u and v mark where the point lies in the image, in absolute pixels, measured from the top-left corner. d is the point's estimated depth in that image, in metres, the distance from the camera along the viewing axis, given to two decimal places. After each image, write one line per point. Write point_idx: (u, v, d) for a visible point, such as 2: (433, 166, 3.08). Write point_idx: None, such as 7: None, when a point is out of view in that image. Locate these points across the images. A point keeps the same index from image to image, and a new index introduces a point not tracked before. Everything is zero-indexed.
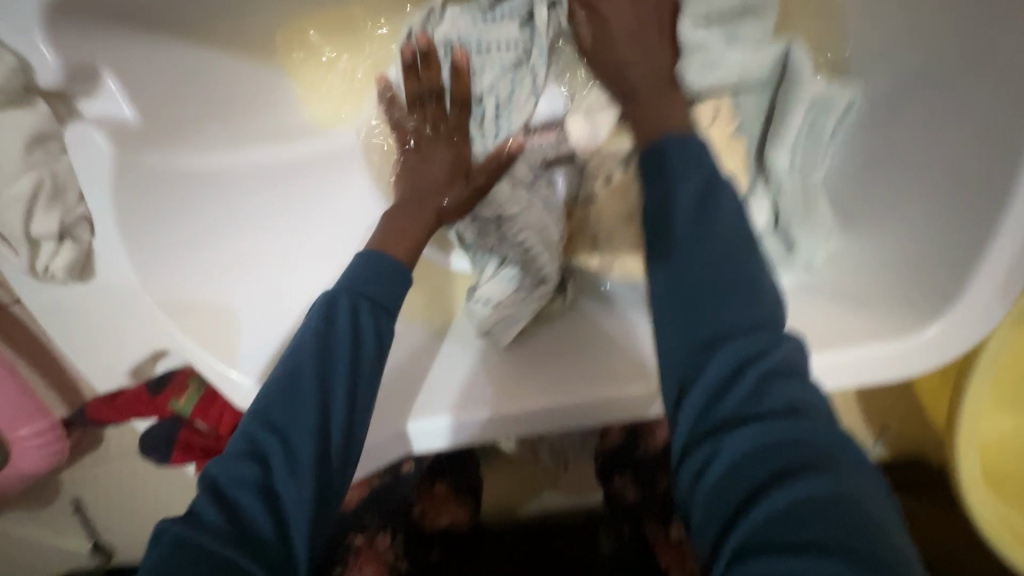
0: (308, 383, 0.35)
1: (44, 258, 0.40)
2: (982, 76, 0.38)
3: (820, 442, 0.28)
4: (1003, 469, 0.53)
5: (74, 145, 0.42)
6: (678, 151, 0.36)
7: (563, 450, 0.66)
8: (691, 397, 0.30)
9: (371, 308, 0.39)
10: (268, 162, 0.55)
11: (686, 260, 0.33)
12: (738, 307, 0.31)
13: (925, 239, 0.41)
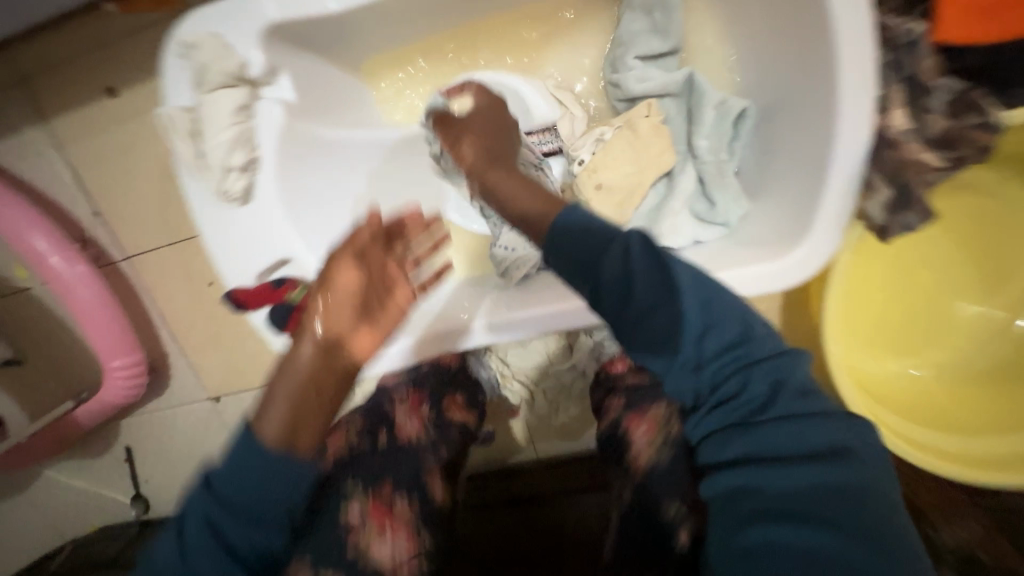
0: (278, 482, 0.42)
1: (227, 183, 0.62)
2: (807, 86, 0.61)
3: (830, 437, 0.40)
4: (872, 385, 0.79)
5: (259, 113, 0.63)
6: (581, 232, 0.48)
7: (554, 397, 0.97)
8: (720, 413, 0.44)
9: (269, 459, 0.42)
10: (367, 141, 0.76)
11: (705, 334, 0.43)
12: (717, 340, 0.43)
13: (799, 194, 0.64)
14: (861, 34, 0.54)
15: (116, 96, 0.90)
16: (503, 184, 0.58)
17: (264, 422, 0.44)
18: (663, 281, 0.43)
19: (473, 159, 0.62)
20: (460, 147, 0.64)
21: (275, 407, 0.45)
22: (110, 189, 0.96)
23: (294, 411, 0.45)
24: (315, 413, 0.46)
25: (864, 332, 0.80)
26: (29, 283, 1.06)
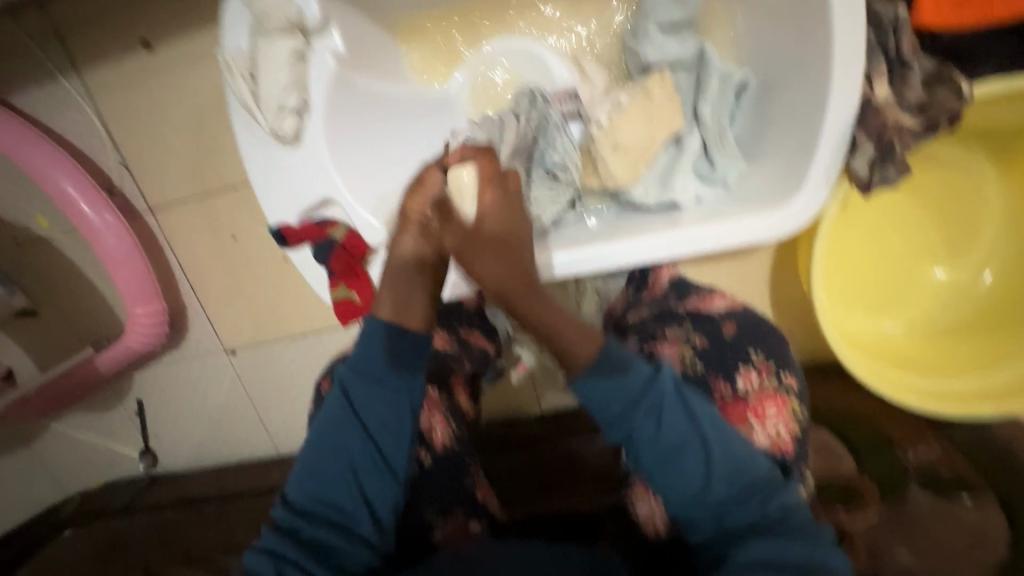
0: (368, 434, 0.58)
1: (281, 124, 0.67)
2: (806, 57, 0.69)
3: (801, 544, 0.52)
4: (848, 334, 0.89)
5: (311, 61, 0.68)
6: (608, 371, 0.55)
7: None
8: (711, 522, 0.54)
9: (375, 378, 0.58)
10: (401, 97, 0.82)
11: (690, 447, 0.55)
12: (713, 459, 0.54)
13: (794, 154, 0.72)
14: (853, 11, 0.62)
15: (151, 51, 0.93)
16: (552, 314, 0.55)
17: (379, 302, 0.60)
18: (670, 407, 0.55)
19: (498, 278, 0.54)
20: (475, 266, 0.54)
21: (385, 289, 0.60)
22: (140, 142, 1.00)
23: (404, 296, 0.59)
24: (416, 295, 0.60)
25: (839, 286, 0.90)
26: (54, 233, 1.09)
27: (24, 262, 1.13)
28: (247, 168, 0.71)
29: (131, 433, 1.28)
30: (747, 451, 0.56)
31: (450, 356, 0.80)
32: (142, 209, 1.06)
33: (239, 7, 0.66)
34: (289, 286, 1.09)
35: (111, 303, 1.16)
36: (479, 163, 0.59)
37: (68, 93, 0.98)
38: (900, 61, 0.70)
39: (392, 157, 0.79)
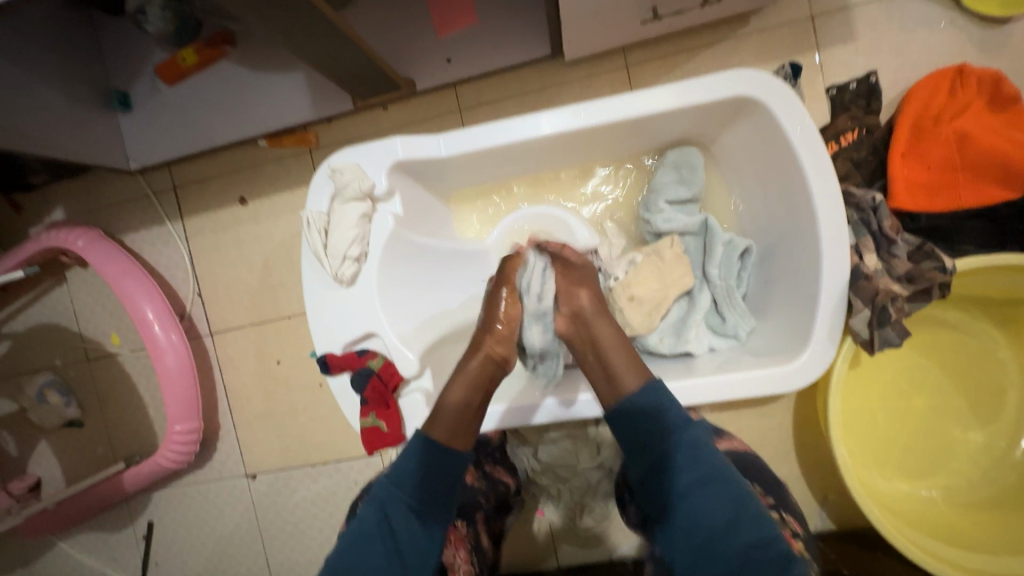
0: (393, 549, 0.58)
1: (343, 271, 0.79)
2: (797, 232, 0.78)
3: None
4: (880, 500, 0.86)
5: (375, 221, 0.81)
6: (643, 417, 0.62)
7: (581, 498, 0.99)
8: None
9: (411, 490, 0.61)
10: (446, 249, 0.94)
11: (712, 494, 0.57)
12: (725, 510, 0.57)
13: (797, 314, 0.78)
14: (834, 202, 0.73)
15: (245, 205, 1.13)
16: (610, 337, 0.72)
17: (434, 422, 0.66)
18: (698, 451, 0.60)
19: (590, 303, 0.76)
20: (575, 295, 0.77)
21: (443, 412, 0.66)
22: (216, 276, 1.16)
23: (462, 412, 0.67)
24: (471, 408, 0.68)
25: (862, 445, 0.89)
26: (121, 350, 1.21)
27: (86, 374, 1.23)
28: (306, 303, 0.81)
29: (133, 560, 1.24)
30: (763, 519, 0.57)
31: (478, 491, 0.84)
32: (203, 333, 1.17)
33: (325, 178, 0.82)
34: (320, 412, 1.14)
35: (152, 418, 1.22)
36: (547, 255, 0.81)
37: (169, 234, 1.17)
38: (886, 238, 0.79)
39: (435, 299, 0.90)
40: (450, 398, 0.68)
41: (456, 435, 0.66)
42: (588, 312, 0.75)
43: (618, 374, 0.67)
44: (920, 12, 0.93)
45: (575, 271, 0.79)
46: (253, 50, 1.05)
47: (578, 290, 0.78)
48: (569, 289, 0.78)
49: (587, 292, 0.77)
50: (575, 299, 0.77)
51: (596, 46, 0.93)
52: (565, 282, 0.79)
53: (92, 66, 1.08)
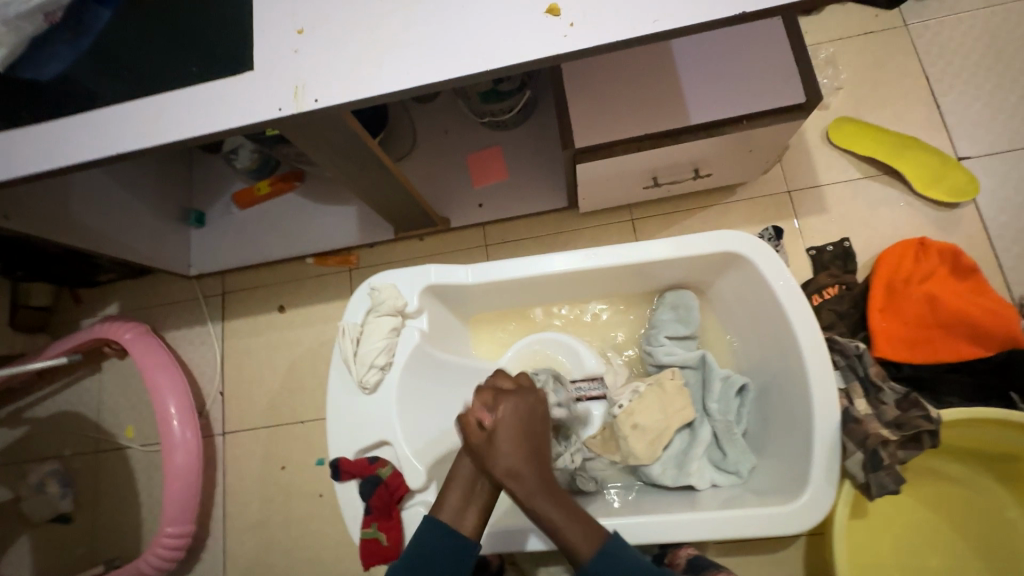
0: None
1: (369, 378, 0.85)
2: (790, 374, 0.85)
3: None
4: None
5: (402, 334, 0.89)
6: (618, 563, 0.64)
7: None
8: None
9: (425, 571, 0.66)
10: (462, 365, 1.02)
11: None
12: None
13: (796, 454, 0.82)
14: (819, 346, 0.80)
15: (283, 312, 1.24)
16: (552, 509, 0.67)
17: (441, 506, 0.71)
18: None
19: (514, 469, 0.67)
20: (496, 457, 0.68)
21: (449, 497, 0.72)
22: (242, 376, 1.23)
23: (463, 501, 0.71)
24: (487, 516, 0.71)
25: None
26: (133, 443, 1.23)
27: (91, 466, 1.23)
28: (328, 407, 0.86)
29: None
30: None
31: None
32: (216, 432, 1.20)
33: (362, 296, 0.90)
34: (317, 524, 1.12)
35: (143, 517, 1.19)
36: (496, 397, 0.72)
37: (207, 333, 1.26)
38: (874, 385, 0.87)
39: (446, 414, 0.94)
40: (448, 502, 0.71)
41: (457, 520, 0.70)
42: (512, 481, 0.67)
43: (568, 542, 0.66)
44: (881, 194, 1.10)
45: (489, 447, 0.69)
46: (317, 186, 1.25)
47: (495, 460, 0.68)
48: (483, 452, 0.69)
49: (508, 451, 0.68)
50: (497, 455, 0.68)
51: (606, 203, 1.10)
52: (482, 450, 0.69)
53: (181, 190, 1.28)
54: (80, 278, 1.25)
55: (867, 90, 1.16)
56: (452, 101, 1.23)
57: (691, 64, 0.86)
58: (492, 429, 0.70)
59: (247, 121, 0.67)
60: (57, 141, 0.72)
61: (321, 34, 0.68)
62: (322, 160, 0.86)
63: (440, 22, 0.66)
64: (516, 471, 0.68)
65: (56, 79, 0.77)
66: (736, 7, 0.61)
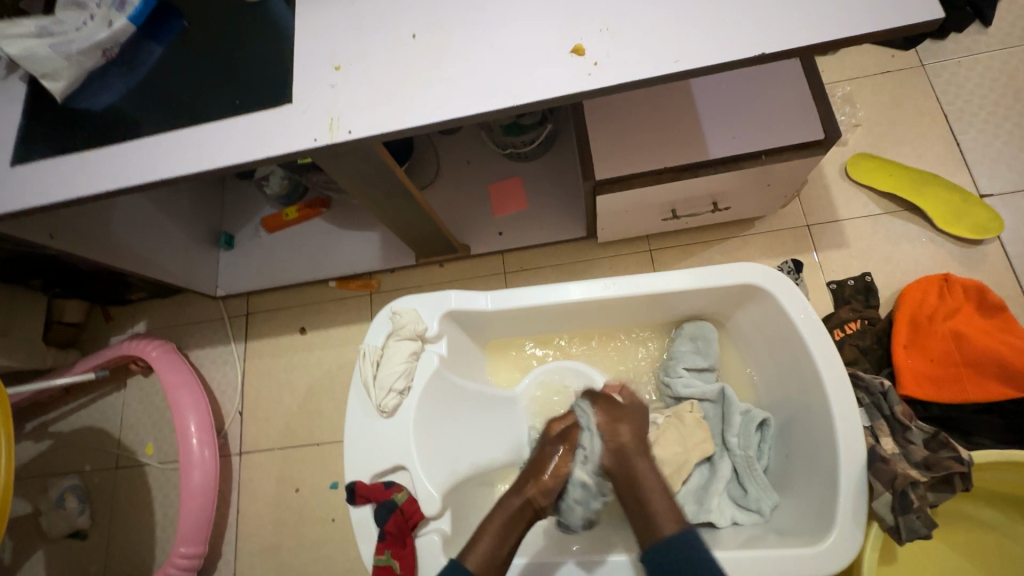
0: None
1: (387, 402, 0.85)
2: (812, 410, 0.83)
3: None
4: None
5: (422, 359, 0.90)
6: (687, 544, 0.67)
7: None
8: None
9: None
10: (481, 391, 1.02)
11: None
12: None
13: (820, 493, 0.79)
14: (840, 380, 0.79)
15: (304, 334, 1.27)
16: (650, 476, 0.76)
17: (471, 553, 0.72)
18: None
19: (633, 441, 0.80)
20: (620, 427, 0.82)
21: (481, 543, 0.73)
22: (260, 396, 1.24)
23: (492, 554, 0.72)
24: (505, 552, 0.73)
25: None
26: (151, 460, 1.25)
27: (108, 482, 1.25)
28: (346, 430, 0.86)
29: None
30: None
31: None
32: (234, 452, 1.21)
33: (383, 320, 0.91)
34: (328, 548, 1.12)
35: (157, 536, 1.20)
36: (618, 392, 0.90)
37: (230, 353, 1.28)
38: (899, 423, 0.84)
39: (461, 440, 0.94)
40: (483, 544, 0.73)
41: (484, 570, 0.71)
42: (630, 450, 0.79)
43: (654, 510, 0.72)
44: (902, 229, 1.10)
45: (619, 409, 0.85)
46: (343, 213, 1.29)
47: (619, 426, 0.82)
48: (614, 421, 0.82)
49: (631, 428, 0.82)
50: (619, 429, 0.81)
51: (625, 233, 1.11)
52: (614, 412, 0.84)
53: (213, 214, 1.33)
54: (111, 296, 1.29)
55: (884, 127, 1.17)
56: (475, 133, 1.28)
57: (710, 100, 0.88)
58: (619, 411, 0.84)
59: (284, 150, 0.71)
60: (105, 166, 0.76)
61: (357, 70, 0.72)
62: (352, 188, 0.89)
63: (470, 60, 0.69)
64: (630, 433, 0.81)
65: (107, 110, 0.83)
66: (754, 48, 0.63)
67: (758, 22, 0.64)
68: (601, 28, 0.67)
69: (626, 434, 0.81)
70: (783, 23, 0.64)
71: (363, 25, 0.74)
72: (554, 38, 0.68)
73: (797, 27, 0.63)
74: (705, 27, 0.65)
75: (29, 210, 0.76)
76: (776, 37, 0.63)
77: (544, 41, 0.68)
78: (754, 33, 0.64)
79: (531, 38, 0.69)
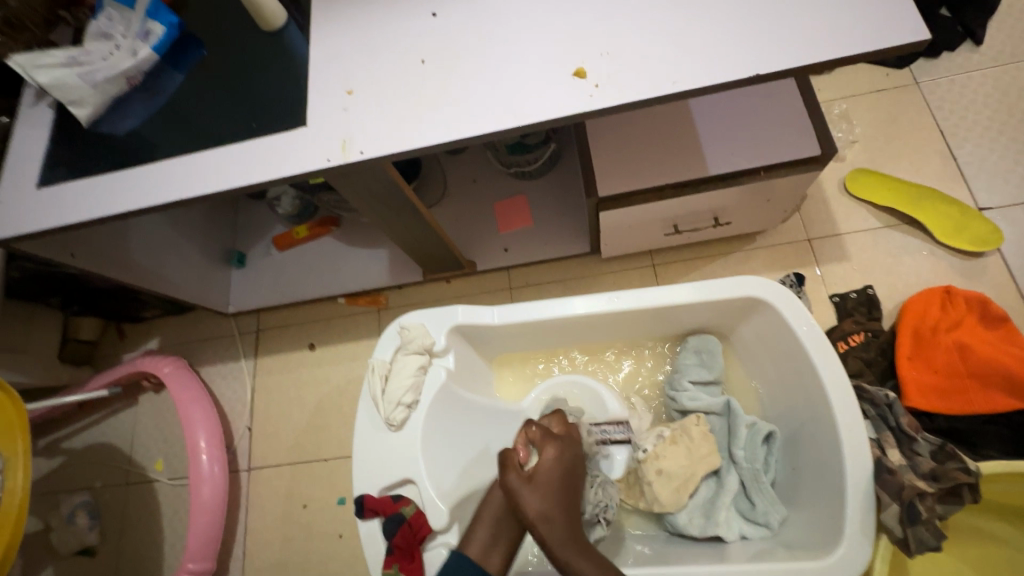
0: None
1: (396, 415, 0.86)
2: (818, 422, 0.84)
3: None
4: None
5: (429, 372, 0.91)
6: None
7: None
8: None
9: None
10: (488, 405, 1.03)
11: None
12: None
13: (828, 506, 0.79)
14: (845, 392, 0.80)
15: (313, 350, 1.28)
16: (581, 556, 0.67)
17: (470, 542, 0.74)
18: None
19: (546, 518, 0.69)
20: (527, 498, 0.70)
21: (478, 532, 0.75)
22: (269, 412, 1.26)
23: (492, 537, 0.74)
24: (500, 539, 0.74)
25: None
26: (161, 477, 1.26)
27: (119, 499, 1.26)
28: (355, 443, 0.87)
29: None
30: None
31: None
32: (242, 467, 1.22)
33: (392, 335, 0.93)
34: (336, 564, 1.11)
35: (165, 552, 1.20)
36: (530, 434, 0.79)
37: (240, 369, 1.30)
38: (906, 434, 0.84)
39: (468, 453, 0.94)
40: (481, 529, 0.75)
41: (485, 556, 0.73)
42: (543, 530, 0.68)
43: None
44: (902, 242, 1.11)
45: (523, 475, 0.72)
46: (351, 231, 1.32)
47: (523, 493, 0.70)
48: (513, 493, 0.70)
49: (540, 496, 0.70)
50: (528, 502, 0.70)
51: (628, 249, 1.13)
52: (517, 486, 0.71)
53: (225, 234, 1.37)
54: (125, 314, 1.32)
55: (881, 143, 1.20)
56: (480, 153, 1.31)
57: (709, 120, 0.91)
58: (528, 477, 0.72)
59: (298, 170, 0.74)
60: (128, 187, 0.79)
61: (368, 94, 0.76)
62: (362, 207, 0.92)
63: (477, 83, 0.73)
64: (538, 496, 0.70)
65: (131, 134, 0.86)
66: (748, 69, 0.66)
67: (752, 45, 0.67)
68: (600, 52, 0.71)
69: (535, 502, 0.70)
70: (777, 46, 0.66)
71: (375, 53, 0.78)
72: (557, 61, 0.71)
73: (790, 49, 0.66)
74: (701, 50, 0.68)
75: (55, 230, 0.79)
76: (770, 59, 0.66)
77: (546, 64, 0.71)
78: (748, 56, 0.67)
79: (534, 62, 0.72)
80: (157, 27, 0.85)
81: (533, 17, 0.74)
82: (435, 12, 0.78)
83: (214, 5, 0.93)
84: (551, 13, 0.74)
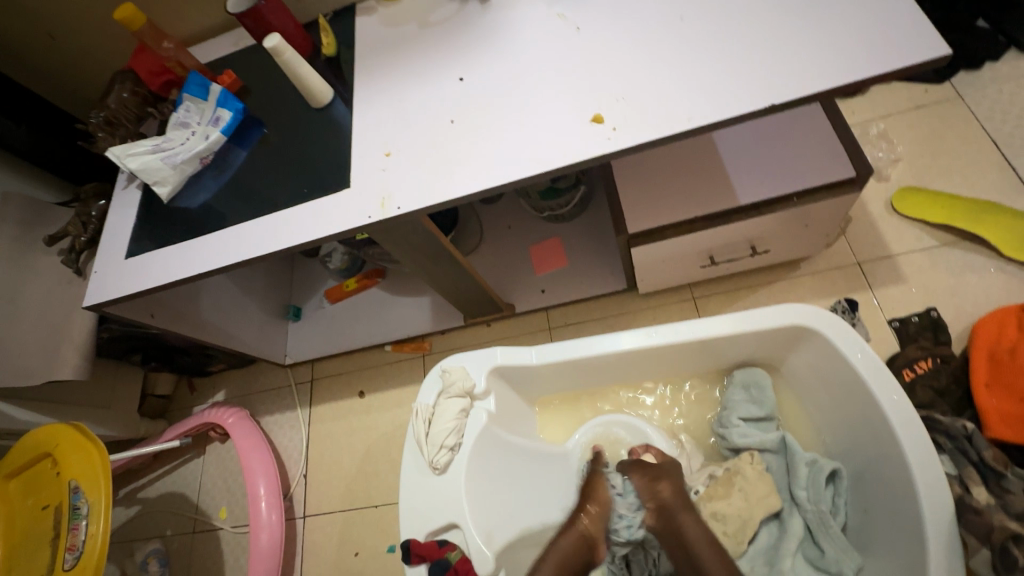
0: None
1: (439, 456, 0.87)
2: (886, 459, 0.77)
3: None
4: None
5: (471, 415, 0.92)
6: None
7: None
8: None
9: None
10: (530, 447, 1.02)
11: None
12: None
13: (910, 555, 0.72)
14: (912, 423, 0.74)
15: (362, 397, 1.33)
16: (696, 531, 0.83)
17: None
18: None
19: (674, 496, 0.87)
20: (659, 484, 0.88)
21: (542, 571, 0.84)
22: (324, 460, 1.30)
23: None
24: None
25: None
26: (224, 525, 1.31)
27: (186, 547, 1.32)
28: (402, 488, 0.88)
29: None
30: None
31: None
32: (298, 515, 1.26)
33: (434, 378, 0.94)
34: None
35: None
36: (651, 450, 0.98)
37: (296, 417, 1.36)
38: (993, 469, 0.78)
39: (512, 496, 0.94)
40: None
41: None
42: (674, 502, 0.86)
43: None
44: (964, 260, 1.04)
45: (654, 466, 0.92)
46: (396, 282, 1.40)
47: (658, 482, 0.89)
48: (649, 476, 0.90)
49: (670, 483, 0.88)
50: (658, 488, 0.88)
51: (664, 284, 1.12)
52: (650, 471, 0.91)
53: (283, 290, 1.47)
54: (196, 369, 1.43)
55: (927, 159, 1.15)
56: (514, 199, 1.37)
57: (735, 151, 0.92)
58: (649, 472, 0.91)
59: (343, 228, 0.80)
60: (198, 254, 0.89)
61: (404, 155, 0.82)
62: (403, 257, 0.98)
63: (500, 137, 0.78)
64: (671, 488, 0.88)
65: (201, 206, 0.97)
66: (765, 100, 0.67)
67: (765, 79, 0.69)
68: (617, 98, 0.74)
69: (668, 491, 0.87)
70: (792, 76, 0.67)
71: (409, 118, 0.85)
72: (576, 110, 0.76)
73: (805, 76, 0.67)
74: (716, 87, 0.70)
75: (137, 293, 0.89)
76: (788, 88, 0.67)
77: (568, 114, 0.76)
78: (763, 87, 0.68)
79: (556, 113, 0.76)
80: (225, 114, 0.99)
81: (552, 70, 0.80)
82: (462, 76, 0.85)
83: (274, 90, 1.06)
84: (568, 68, 0.79)
